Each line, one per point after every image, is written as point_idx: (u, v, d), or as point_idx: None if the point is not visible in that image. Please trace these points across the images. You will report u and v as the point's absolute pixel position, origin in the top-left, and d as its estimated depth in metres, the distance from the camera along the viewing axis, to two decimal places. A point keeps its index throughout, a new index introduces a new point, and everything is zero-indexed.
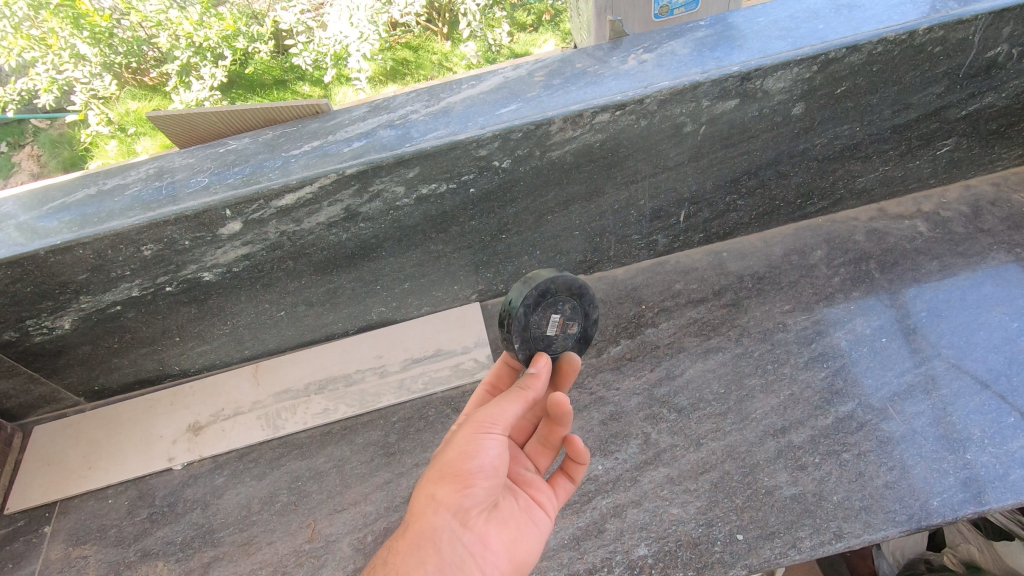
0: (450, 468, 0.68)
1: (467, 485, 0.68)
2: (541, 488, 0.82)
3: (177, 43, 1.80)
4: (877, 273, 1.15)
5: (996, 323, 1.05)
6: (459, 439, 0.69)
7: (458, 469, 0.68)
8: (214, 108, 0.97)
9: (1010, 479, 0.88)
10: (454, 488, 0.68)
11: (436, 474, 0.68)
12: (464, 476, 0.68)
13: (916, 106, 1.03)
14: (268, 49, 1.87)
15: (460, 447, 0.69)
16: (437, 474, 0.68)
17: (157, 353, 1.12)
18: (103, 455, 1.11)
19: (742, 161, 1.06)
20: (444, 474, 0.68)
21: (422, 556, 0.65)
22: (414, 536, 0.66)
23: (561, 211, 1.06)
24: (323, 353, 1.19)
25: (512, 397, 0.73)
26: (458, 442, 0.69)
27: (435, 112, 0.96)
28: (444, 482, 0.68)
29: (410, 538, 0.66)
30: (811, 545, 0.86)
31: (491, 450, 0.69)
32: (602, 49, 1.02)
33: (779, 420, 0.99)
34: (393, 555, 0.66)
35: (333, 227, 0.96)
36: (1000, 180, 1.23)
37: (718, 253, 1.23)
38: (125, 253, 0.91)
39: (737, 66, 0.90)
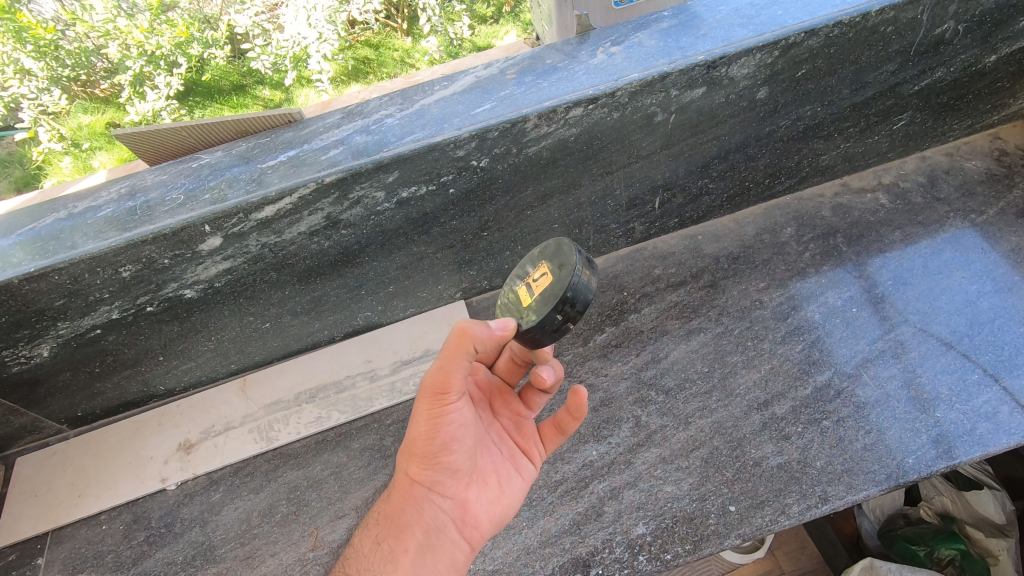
0: (415, 447, 0.73)
1: (435, 459, 0.74)
2: (530, 441, 0.86)
3: (130, 50, 1.51)
4: (844, 247, 1.20)
5: (956, 287, 1.11)
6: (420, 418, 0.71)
7: (422, 449, 0.73)
8: (183, 122, 0.96)
9: (976, 433, 0.93)
10: (423, 462, 0.74)
11: (405, 452, 0.75)
12: (429, 453, 0.73)
13: (873, 85, 1.07)
14: (225, 55, 1.59)
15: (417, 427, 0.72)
16: (406, 453, 0.75)
17: (140, 374, 1.10)
18: (93, 482, 1.09)
19: (711, 146, 1.09)
20: (412, 454, 0.74)
21: (409, 521, 0.75)
22: (399, 505, 0.76)
23: (540, 205, 1.07)
24: (312, 361, 1.18)
25: (449, 358, 0.67)
26: (418, 423, 0.71)
27: (410, 115, 0.96)
28: (413, 460, 0.74)
29: (396, 508, 0.76)
30: (798, 511, 0.90)
31: (450, 423, 0.72)
32: (571, 44, 1.04)
33: (762, 394, 1.03)
34: (386, 519, 0.77)
35: (315, 236, 0.96)
36: (953, 150, 1.29)
37: (694, 236, 1.27)
38: (103, 276, 0.89)
39: (702, 56, 0.92)
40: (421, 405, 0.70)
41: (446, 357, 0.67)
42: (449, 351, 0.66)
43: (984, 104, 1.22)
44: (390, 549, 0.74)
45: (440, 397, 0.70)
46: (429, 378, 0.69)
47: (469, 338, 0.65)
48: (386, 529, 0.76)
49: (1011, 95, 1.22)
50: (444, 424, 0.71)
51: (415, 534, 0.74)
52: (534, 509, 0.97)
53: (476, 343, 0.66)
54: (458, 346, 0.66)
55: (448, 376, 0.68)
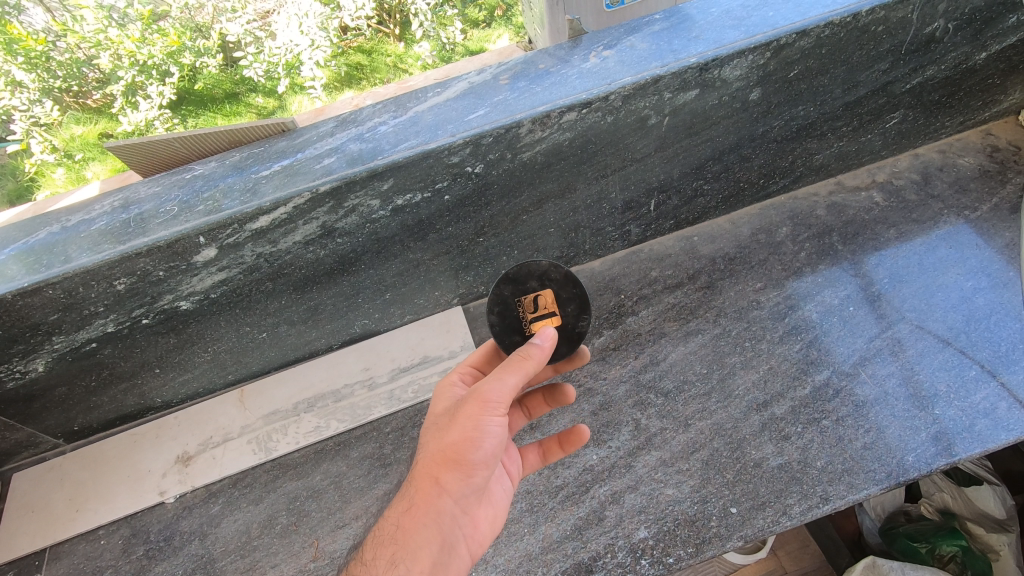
0: (454, 453, 0.70)
1: (468, 471, 0.71)
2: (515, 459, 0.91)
3: (122, 59, 1.35)
4: (840, 246, 1.21)
5: (952, 283, 1.12)
6: (465, 425, 0.71)
7: (463, 458, 0.71)
8: (175, 132, 0.95)
9: (975, 429, 0.94)
10: (457, 474, 0.71)
11: (439, 460, 0.70)
12: (467, 463, 0.71)
13: (865, 84, 1.08)
14: (218, 63, 1.44)
15: (466, 433, 0.71)
16: (441, 460, 0.70)
17: (137, 387, 1.10)
18: (90, 496, 1.08)
19: (706, 148, 1.09)
20: (448, 463, 0.70)
21: (427, 537, 0.69)
22: (420, 517, 0.69)
23: (535, 210, 1.07)
24: (309, 370, 1.18)
25: (514, 370, 0.73)
26: (462, 431, 0.71)
27: (404, 122, 0.96)
28: (446, 471, 0.70)
29: (416, 521, 0.69)
30: (800, 511, 0.90)
31: (493, 437, 0.72)
32: (563, 48, 1.04)
33: (761, 394, 1.04)
34: (401, 534, 0.68)
35: (310, 245, 0.96)
36: (946, 147, 1.30)
37: (690, 238, 1.27)
38: (97, 289, 0.89)
39: (695, 58, 0.93)
40: (478, 411, 0.71)
41: (510, 369, 0.73)
42: (513, 366, 0.73)
43: (976, 101, 1.22)
44: (409, 569, 0.66)
45: (491, 408, 0.72)
46: (486, 386, 0.72)
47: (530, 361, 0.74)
48: (399, 547, 0.67)
49: (1002, 91, 1.22)
50: (490, 435, 0.72)
51: (432, 551, 0.68)
52: (535, 515, 0.97)
53: (538, 362, 0.74)
54: (527, 362, 0.73)
55: (503, 387, 0.72)
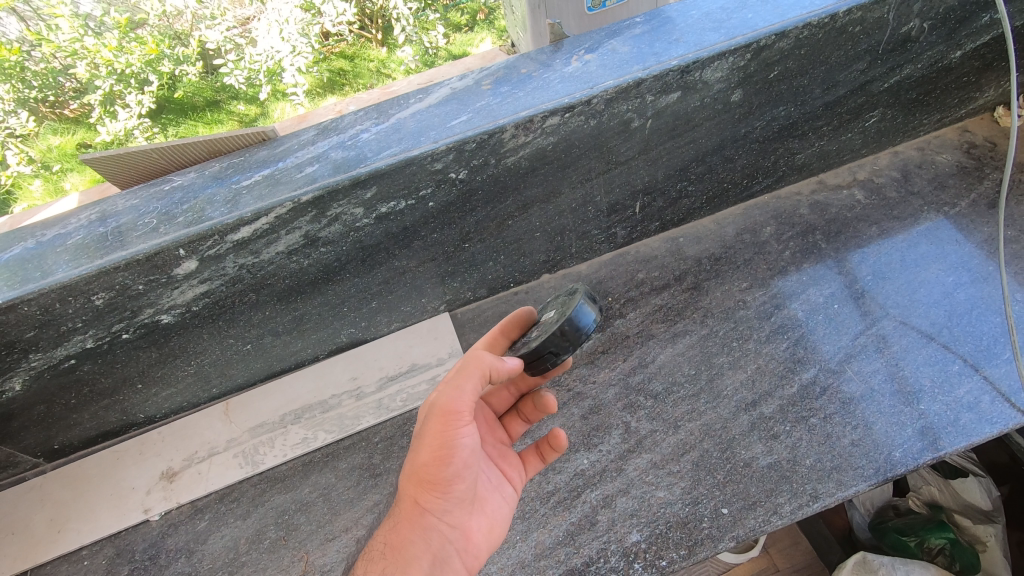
0: (426, 472, 0.70)
1: (444, 485, 0.72)
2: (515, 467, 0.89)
3: (99, 69, 1.31)
4: (823, 244, 1.22)
5: (934, 279, 1.13)
6: (432, 441, 0.70)
7: (434, 475, 0.71)
8: (153, 143, 0.94)
9: (960, 423, 0.95)
10: (433, 488, 0.71)
11: (414, 480, 0.71)
12: (441, 478, 0.71)
13: (844, 83, 1.09)
14: (198, 71, 1.40)
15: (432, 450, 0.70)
16: (415, 480, 0.71)
17: (119, 403, 1.08)
18: (72, 516, 1.06)
19: (689, 149, 1.09)
20: (421, 479, 0.71)
21: (415, 553, 0.71)
22: (405, 537, 0.71)
23: (521, 214, 1.07)
24: (296, 381, 1.17)
25: (469, 376, 0.71)
26: (429, 447, 0.70)
27: (386, 130, 0.95)
28: (422, 486, 0.71)
29: (403, 540, 0.71)
30: (791, 510, 0.90)
31: (464, 448, 0.71)
32: (544, 53, 1.04)
33: (749, 394, 1.04)
34: (389, 552, 0.72)
35: (294, 255, 0.95)
36: (924, 144, 1.32)
37: (675, 239, 1.27)
38: (75, 304, 0.87)
39: (676, 61, 0.93)
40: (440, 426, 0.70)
41: (465, 376, 0.72)
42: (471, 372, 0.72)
43: (952, 99, 1.24)
44: None
45: (454, 419, 0.70)
46: (445, 397, 0.70)
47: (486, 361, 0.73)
48: (388, 563, 0.70)
49: (977, 89, 1.24)
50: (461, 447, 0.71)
51: (422, 567, 0.71)
52: (527, 522, 0.96)
53: (489, 361, 0.73)
54: (478, 365, 0.72)
55: (460, 394, 0.70)
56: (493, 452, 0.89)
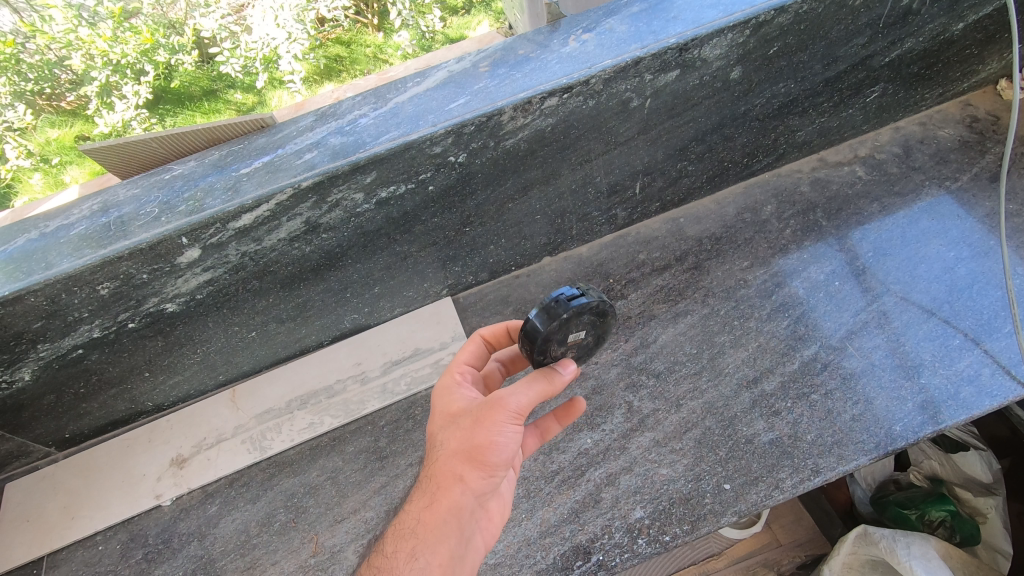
0: (479, 459, 0.73)
1: (487, 473, 0.74)
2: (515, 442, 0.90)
3: (94, 59, 1.18)
4: (824, 221, 1.21)
5: (935, 254, 1.13)
6: (488, 431, 0.73)
7: (485, 462, 0.73)
8: (151, 133, 0.94)
9: (960, 397, 0.96)
10: (477, 473, 0.74)
11: (462, 462, 0.73)
12: (488, 467, 0.74)
13: (845, 59, 1.08)
14: (194, 60, 1.28)
15: (488, 437, 0.73)
16: (463, 462, 0.73)
17: (127, 393, 1.09)
18: (86, 503, 1.08)
19: (689, 128, 1.09)
20: (469, 463, 0.73)
21: (447, 532, 0.73)
22: (442, 516, 0.73)
23: (521, 197, 1.07)
24: (301, 367, 1.18)
25: (534, 382, 0.74)
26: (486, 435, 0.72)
27: (384, 114, 0.95)
28: (469, 470, 0.73)
29: (438, 517, 0.73)
30: (792, 484, 0.92)
31: (512, 443, 0.74)
32: (542, 33, 1.03)
33: (750, 371, 1.05)
34: (422, 528, 0.73)
35: (296, 242, 0.95)
36: (926, 119, 1.31)
37: (676, 219, 1.27)
38: (81, 294, 0.88)
39: (674, 39, 0.92)
40: (499, 417, 0.73)
41: (532, 381, 0.74)
42: (539, 386, 0.75)
43: (954, 73, 1.23)
44: (429, 561, 0.71)
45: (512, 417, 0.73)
46: (517, 399, 0.73)
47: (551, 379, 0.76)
48: (420, 539, 0.72)
49: (980, 62, 1.23)
50: (513, 442, 0.75)
51: (451, 546, 0.73)
52: (532, 501, 0.97)
53: (557, 385, 0.77)
54: (548, 381, 0.75)
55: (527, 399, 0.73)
56: None
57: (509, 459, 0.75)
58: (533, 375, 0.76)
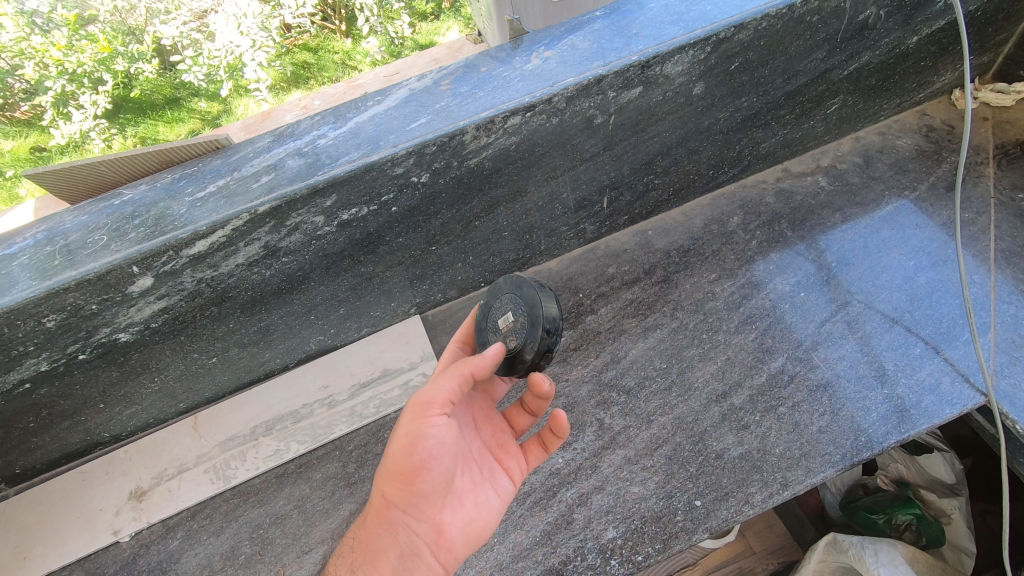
0: (397, 468, 0.77)
1: (412, 482, 0.77)
2: (510, 456, 0.90)
3: (48, 69, 1.26)
4: (789, 232, 1.23)
5: (896, 264, 1.15)
6: (398, 437, 0.76)
7: (404, 472, 0.77)
8: (99, 156, 0.89)
9: (922, 406, 0.97)
10: (401, 483, 0.77)
11: (385, 476, 0.78)
12: (409, 476, 0.77)
13: (805, 72, 1.09)
14: (154, 68, 1.38)
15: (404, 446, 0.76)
16: (386, 475, 0.78)
17: (81, 425, 1.05)
18: (38, 542, 1.02)
19: (654, 143, 1.09)
20: (391, 473, 0.77)
21: (383, 545, 0.80)
22: (375, 528, 0.80)
23: (487, 215, 1.06)
24: (266, 392, 1.14)
25: (440, 382, 0.75)
26: (397, 440, 0.76)
27: (344, 134, 0.93)
28: (392, 480, 0.78)
29: (374, 531, 0.81)
30: (761, 499, 0.92)
31: (427, 445, 0.75)
32: (505, 49, 1.02)
33: (719, 385, 1.05)
34: (364, 540, 0.82)
35: (255, 266, 0.92)
36: (884, 129, 1.34)
37: (644, 232, 1.27)
38: (25, 328, 0.84)
39: (636, 56, 0.92)
40: (406, 425, 0.75)
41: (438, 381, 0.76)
42: (449, 372, 0.76)
43: (910, 84, 1.26)
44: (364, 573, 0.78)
45: (419, 420, 0.75)
46: (420, 396, 0.76)
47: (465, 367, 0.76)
48: (358, 554, 0.81)
49: (935, 73, 1.26)
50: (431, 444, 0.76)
51: (390, 559, 0.79)
52: (505, 524, 0.96)
53: (474, 367, 0.76)
54: (461, 370, 0.76)
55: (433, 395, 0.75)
56: (491, 443, 0.91)
57: (428, 465, 0.76)
58: (446, 371, 0.77)
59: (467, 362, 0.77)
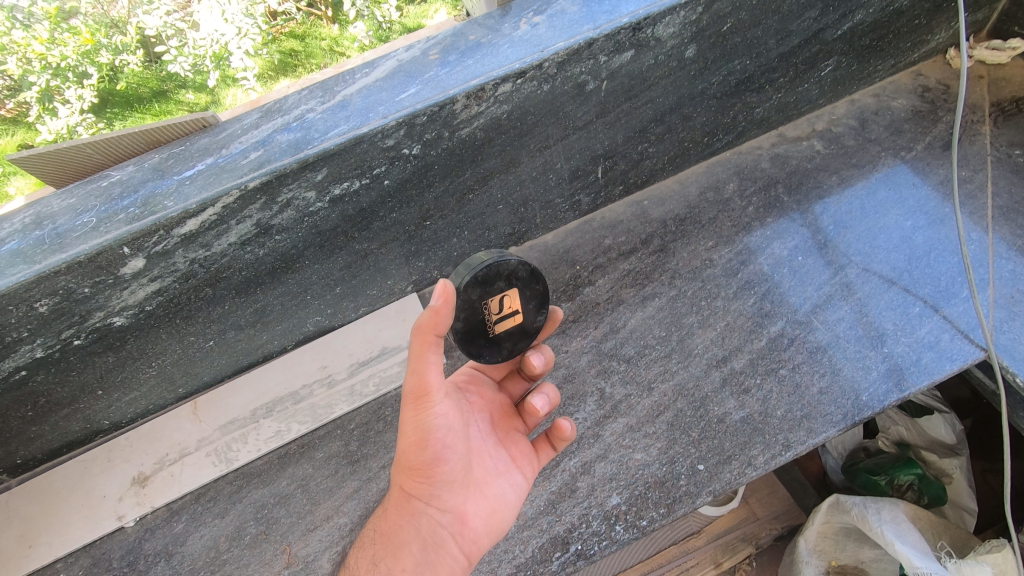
0: (408, 459, 0.78)
1: (425, 472, 0.79)
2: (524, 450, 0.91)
3: (31, 63, 1.19)
4: (785, 197, 1.22)
5: (893, 224, 1.14)
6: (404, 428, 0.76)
7: (414, 463, 0.78)
8: (85, 137, 0.88)
9: (922, 363, 0.98)
10: (414, 473, 0.79)
11: (399, 468, 0.79)
12: (421, 467, 0.78)
13: (798, 33, 1.08)
14: (140, 60, 1.30)
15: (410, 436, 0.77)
16: (399, 467, 0.79)
17: (80, 412, 1.04)
18: (43, 530, 1.02)
19: (647, 109, 1.08)
20: (405, 466, 0.79)
21: (406, 539, 0.80)
22: (396, 523, 0.81)
23: (480, 187, 1.04)
24: (265, 374, 1.14)
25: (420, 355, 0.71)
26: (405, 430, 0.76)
27: (332, 108, 0.91)
28: (406, 472, 0.79)
29: (394, 524, 0.81)
30: (764, 461, 0.93)
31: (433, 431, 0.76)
32: (492, 17, 1.00)
33: (719, 351, 1.05)
34: (385, 535, 0.83)
35: (247, 245, 0.91)
36: (880, 90, 1.32)
37: (640, 202, 1.26)
38: (17, 313, 0.83)
39: (626, 18, 0.90)
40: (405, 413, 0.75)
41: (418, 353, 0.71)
42: (419, 348, 0.70)
43: (905, 43, 1.24)
44: (388, 567, 0.79)
45: (417, 404, 0.74)
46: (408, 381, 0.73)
47: (430, 331, 0.69)
48: (382, 549, 0.81)
49: (929, 32, 1.24)
50: (433, 427, 0.76)
51: (413, 551, 0.79)
52: None
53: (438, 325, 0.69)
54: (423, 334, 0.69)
55: (423, 373, 0.72)
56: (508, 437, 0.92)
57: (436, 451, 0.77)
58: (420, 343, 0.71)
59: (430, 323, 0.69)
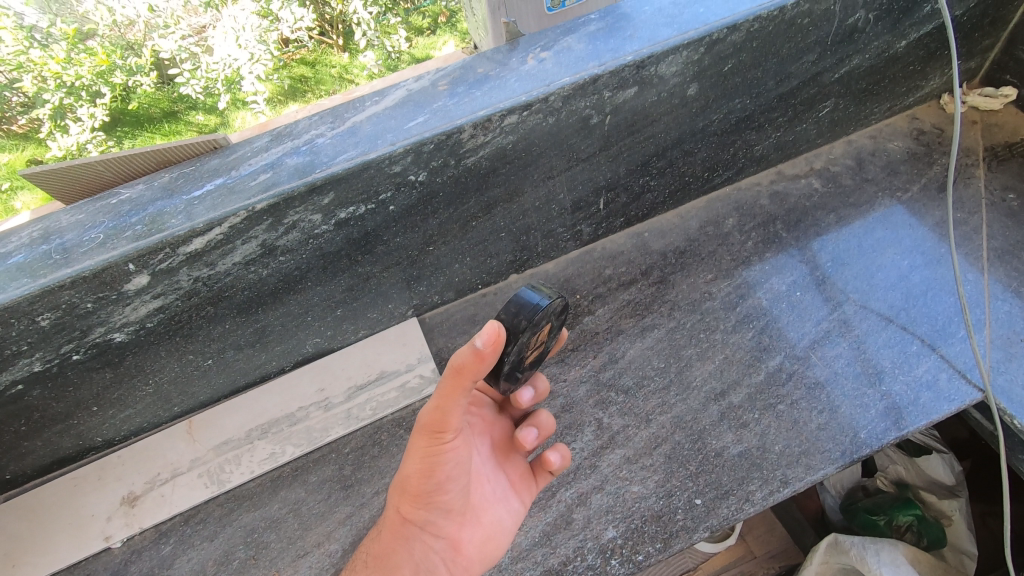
0: (409, 486, 0.76)
1: (425, 498, 0.78)
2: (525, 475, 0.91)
3: (47, 82, 1.23)
4: (784, 233, 1.24)
5: (890, 263, 1.16)
6: (411, 458, 0.74)
7: (415, 491, 0.76)
8: (98, 155, 0.89)
9: (920, 402, 0.98)
10: (413, 498, 0.78)
11: (399, 493, 0.78)
12: (422, 494, 0.77)
13: (797, 74, 1.11)
14: (153, 81, 1.33)
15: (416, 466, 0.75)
16: (400, 491, 0.78)
17: (73, 428, 1.03)
18: (28, 549, 1.00)
19: (649, 144, 1.10)
20: (405, 491, 0.78)
21: (399, 562, 0.80)
22: (390, 545, 0.80)
23: (484, 215, 1.06)
24: (261, 396, 1.13)
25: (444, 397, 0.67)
26: (412, 460, 0.74)
27: (341, 134, 0.93)
28: (406, 496, 0.78)
29: (389, 546, 0.81)
30: (762, 497, 0.92)
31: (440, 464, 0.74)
32: (501, 52, 1.03)
33: (717, 384, 1.05)
34: (377, 555, 0.82)
35: (251, 265, 0.92)
36: (877, 132, 1.35)
37: (641, 234, 1.28)
38: (19, 326, 0.83)
39: (631, 56, 0.93)
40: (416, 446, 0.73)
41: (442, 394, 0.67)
42: (447, 389, 0.66)
43: (900, 88, 1.28)
44: None
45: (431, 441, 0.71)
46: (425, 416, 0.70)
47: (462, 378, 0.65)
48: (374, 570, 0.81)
49: (924, 78, 1.28)
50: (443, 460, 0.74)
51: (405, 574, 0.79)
52: None
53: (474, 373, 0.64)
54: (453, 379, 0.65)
55: (444, 414, 0.69)
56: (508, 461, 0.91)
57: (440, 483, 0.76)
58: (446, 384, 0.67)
59: (463, 370, 0.64)
